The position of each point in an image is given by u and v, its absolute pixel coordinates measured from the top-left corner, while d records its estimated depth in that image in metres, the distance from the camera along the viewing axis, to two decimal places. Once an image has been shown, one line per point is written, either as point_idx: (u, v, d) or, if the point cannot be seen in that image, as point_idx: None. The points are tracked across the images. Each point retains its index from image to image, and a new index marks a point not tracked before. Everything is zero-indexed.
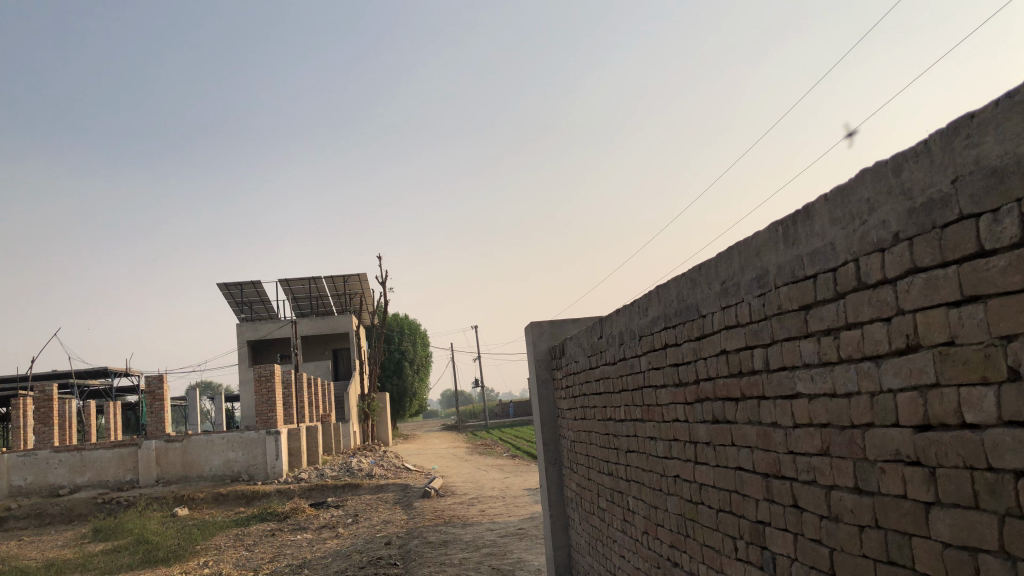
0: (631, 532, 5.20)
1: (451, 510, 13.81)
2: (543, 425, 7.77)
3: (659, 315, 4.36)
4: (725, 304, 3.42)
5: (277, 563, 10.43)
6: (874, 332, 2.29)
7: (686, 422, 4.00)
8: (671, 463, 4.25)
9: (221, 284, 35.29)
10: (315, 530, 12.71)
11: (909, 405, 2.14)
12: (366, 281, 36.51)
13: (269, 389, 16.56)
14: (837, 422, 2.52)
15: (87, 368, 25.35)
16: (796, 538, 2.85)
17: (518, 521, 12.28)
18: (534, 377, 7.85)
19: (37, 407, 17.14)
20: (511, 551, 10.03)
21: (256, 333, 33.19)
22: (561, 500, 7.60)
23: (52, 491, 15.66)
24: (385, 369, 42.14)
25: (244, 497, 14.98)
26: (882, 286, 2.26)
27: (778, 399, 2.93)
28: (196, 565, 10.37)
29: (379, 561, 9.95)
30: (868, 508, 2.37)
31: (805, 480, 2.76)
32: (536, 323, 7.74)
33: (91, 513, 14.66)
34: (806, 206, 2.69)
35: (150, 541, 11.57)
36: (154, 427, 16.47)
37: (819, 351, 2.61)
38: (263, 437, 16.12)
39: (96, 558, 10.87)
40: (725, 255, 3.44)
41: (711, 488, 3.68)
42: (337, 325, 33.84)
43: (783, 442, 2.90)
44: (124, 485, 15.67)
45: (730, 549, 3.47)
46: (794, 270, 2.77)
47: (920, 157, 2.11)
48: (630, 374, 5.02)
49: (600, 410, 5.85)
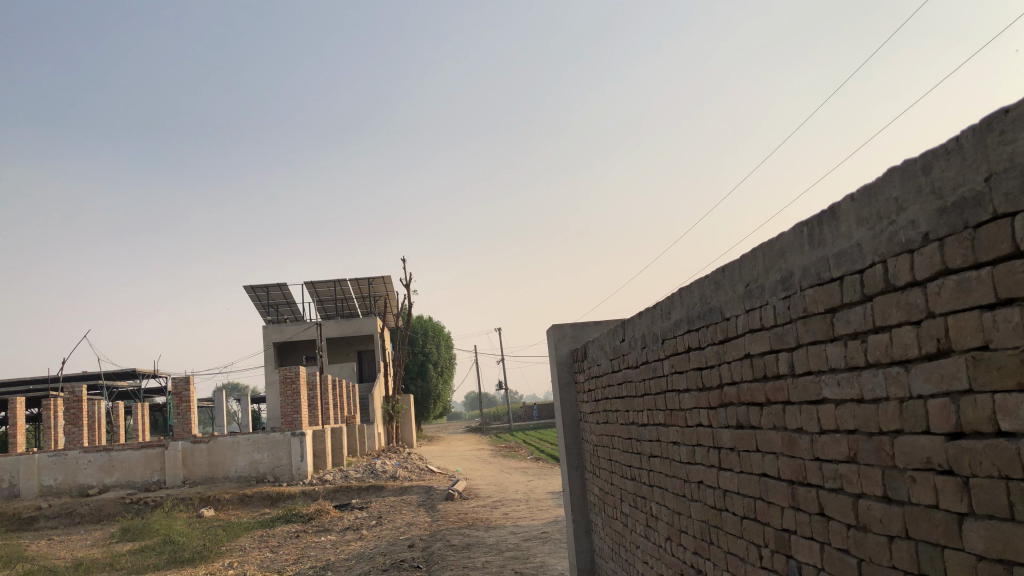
0: (655, 538, 5.13)
1: (475, 512, 13.80)
2: (565, 429, 7.72)
3: (682, 318, 4.29)
4: (749, 307, 3.35)
5: (301, 565, 10.45)
6: (903, 336, 2.22)
7: (710, 427, 3.92)
8: (695, 469, 4.18)
9: (248, 287, 35.61)
10: (339, 532, 12.74)
11: (941, 411, 2.07)
12: (391, 283, 36.67)
13: (294, 391, 16.64)
14: (864, 428, 2.45)
15: (116, 369, 25.67)
16: (823, 547, 2.77)
17: (542, 524, 12.21)
18: (556, 380, 7.79)
19: (66, 408, 17.37)
20: (534, 555, 9.97)
21: (281, 335, 33.44)
22: (583, 503, 7.55)
23: (81, 490, 15.86)
24: (409, 371, 42.32)
25: (269, 498, 15.06)
26: (911, 289, 2.18)
27: (803, 404, 2.86)
28: (222, 566, 10.43)
29: (402, 563, 9.94)
30: (897, 518, 2.29)
31: (831, 488, 2.69)
32: (558, 326, 7.69)
33: (119, 513, 14.81)
34: (831, 206, 2.62)
35: (177, 541, 11.65)
36: (181, 428, 16.60)
37: (846, 355, 2.54)
38: (288, 438, 16.18)
39: (124, 558, 10.96)
40: (749, 257, 3.36)
41: (735, 495, 3.61)
42: (362, 327, 34.01)
43: (809, 448, 2.83)
44: (151, 486, 15.82)
45: (755, 557, 3.39)
46: (819, 272, 2.69)
47: (952, 155, 2.03)
48: (652, 378, 4.96)
49: (622, 414, 5.80)
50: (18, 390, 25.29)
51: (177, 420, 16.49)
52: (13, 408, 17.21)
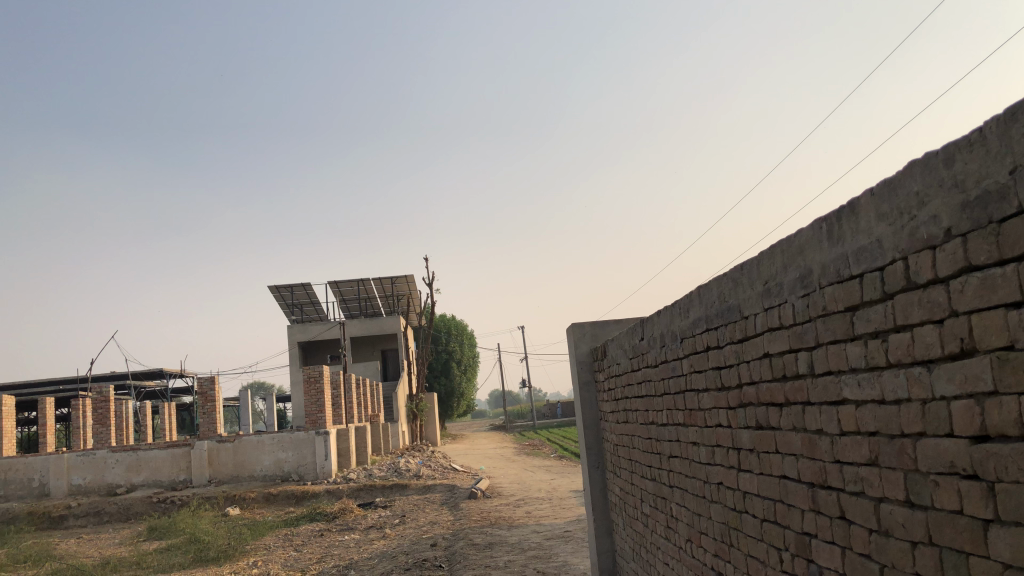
0: (675, 540, 5.06)
1: (498, 511, 13.76)
2: (585, 428, 7.66)
3: (700, 316, 4.21)
4: (767, 305, 3.28)
5: (324, 564, 10.48)
6: (925, 335, 2.14)
7: (729, 428, 3.85)
8: (714, 470, 4.11)
9: (272, 287, 35.83)
10: (363, 531, 12.77)
11: (965, 414, 1.99)
12: (414, 282, 36.77)
13: (318, 390, 16.69)
14: (885, 431, 2.37)
15: (143, 370, 25.95)
16: (843, 552, 2.70)
17: (565, 523, 12.13)
18: (576, 380, 7.73)
19: (94, 408, 17.55)
20: (556, 554, 9.91)
21: (306, 334, 33.65)
22: (604, 503, 7.48)
23: (109, 489, 16.03)
24: (433, 370, 42.45)
25: (294, 497, 15.13)
26: (934, 287, 2.10)
27: (823, 404, 2.78)
28: (247, 565, 10.47)
29: (425, 562, 9.92)
30: (921, 523, 2.22)
31: (853, 491, 2.61)
32: (578, 324, 7.63)
33: (147, 511, 14.93)
34: (851, 202, 2.54)
35: (202, 540, 11.74)
36: (206, 428, 16.72)
37: (866, 355, 2.46)
38: (313, 437, 16.22)
39: (150, 557, 11.06)
40: (768, 254, 3.28)
41: (755, 497, 3.53)
42: (386, 326, 34.14)
43: (829, 450, 2.75)
44: (178, 485, 15.97)
45: (775, 561, 3.32)
46: (839, 270, 2.61)
47: (974, 147, 1.95)
48: (671, 377, 4.89)
49: (642, 413, 5.73)
50: (48, 390, 25.65)
51: (203, 420, 16.61)
52: (43, 408, 17.44)
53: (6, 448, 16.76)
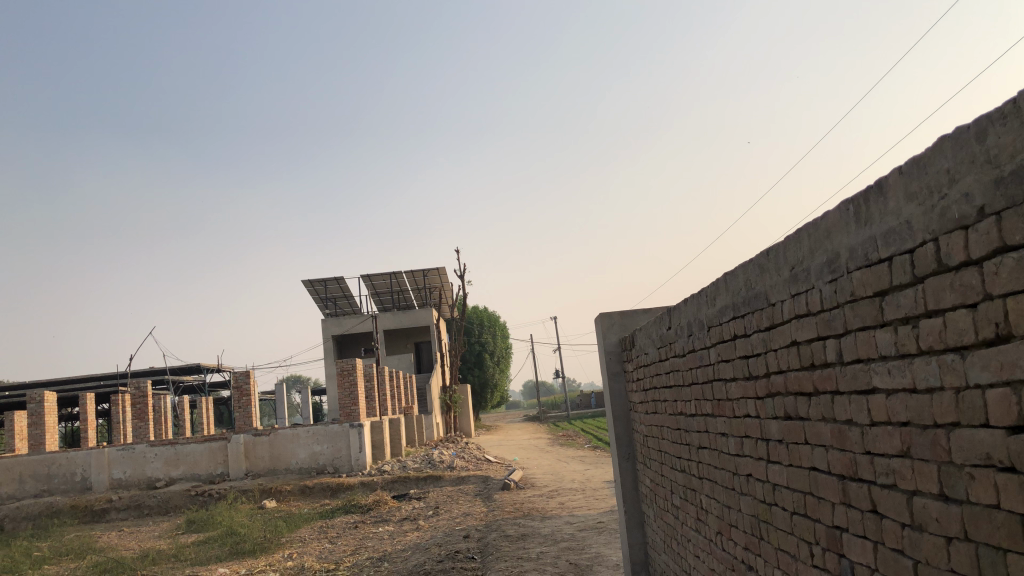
0: (706, 532, 4.96)
1: (531, 502, 13.71)
2: (615, 419, 7.56)
3: (727, 304, 4.10)
4: (794, 292, 3.17)
5: (358, 556, 10.50)
6: (958, 321, 2.03)
7: (757, 418, 3.75)
8: (743, 461, 4.01)
9: (306, 281, 36.09)
10: (397, 522, 12.80)
11: (1001, 403, 1.88)
12: (445, 275, 36.79)
13: (351, 383, 16.70)
14: (918, 421, 2.26)
15: (181, 364, 26.28)
16: (875, 547, 2.60)
17: (598, 514, 12.06)
18: (604, 370, 7.63)
19: (134, 403, 17.81)
20: (588, 546, 9.83)
21: (340, 328, 33.86)
22: (635, 494, 7.39)
23: (149, 483, 16.30)
24: (466, 361, 42.53)
25: (329, 489, 15.23)
26: (966, 269, 1.99)
27: (853, 394, 2.68)
28: (282, 558, 10.53)
29: (457, 554, 9.90)
30: (957, 518, 2.11)
31: (884, 485, 2.51)
32: (606, 314, 7.53)
33: (186, 504, 15.13)
34: (879, 181, 2.42)
35: (238, 533, 11.82)
36: (243, 422, 16.88)
37: (897, 342, 2.35)
38: (347, 430, 16.29)
39: (189, 549, 11.19)
40: (794, 239, 3.17)
41: (785, 490, 3.43)
42: (418, 318, 34.23)
43: (859, 441, 2.65)
44: (215, 478, 16.16)
45: (806, 555, 3.22)
46: (867, 253, 2.50)
47: (1008, 119, 1.82)
48: (699, 367, 4.79)
49: (670, 403, 5.63)
50: (90, 385, 26.11)
51: (239, 414, 16.77)
52: (84, 404, 17.72)
53: (49, 442, 17.01)
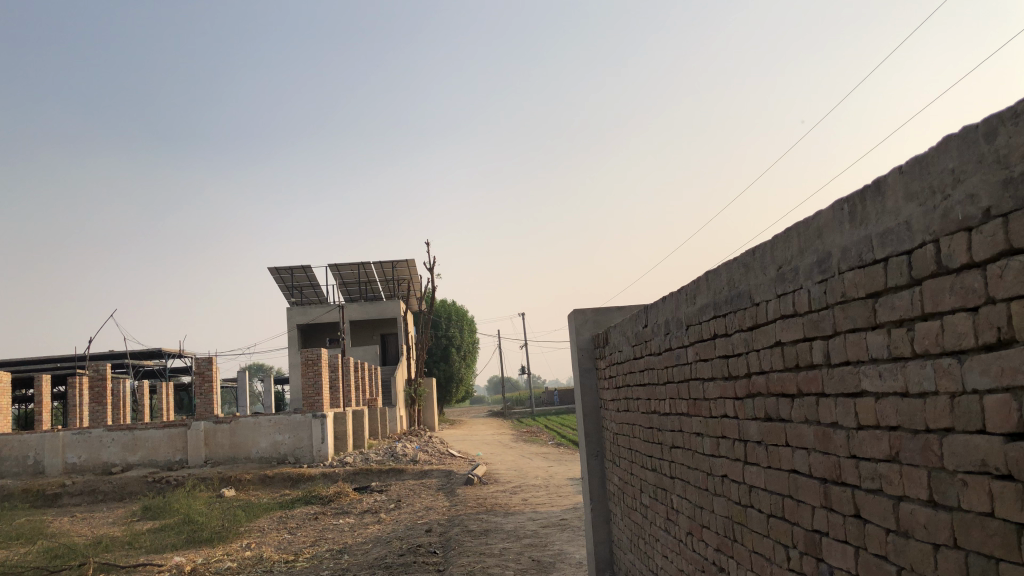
0: (675, 533, 4.94)
1: (494, 498, 13.64)
2: (584, 416, 7.52)
3: (707, 303, 4.06)
4: (781, 291, 3.12)
5: (319, 547, 10.35)
6: (956, 325, 1.99)
7: (735, 419, 3.71)
8: (718, 462, 3.97)
9: (273, 269, 35.65)
10: (358, 515, 12.65)
11: (999, 410, 1.84)
12: (415, 267, 36.54)
13: (316, 372, 16.43)
14: (908, 425, 2.22)
15: (142, 349, 25.80)
16: (857, 552, 2.56)
17: (562, 511, 12.02)
18: (576, 367, 7.58)
19: (92, 386, 17.41)
20: (552, 543, 9.76)
21: (306, 317, 33.50)
22: (602, 493, 7.36)
23: (105, 468, 15.95)
24: (432, 355, 42.35)
25: (289, 480, 15.02)
26: (968, 271, 1.95)
27: (839, 396, 2.64)
28: (240, 547, 10.34)
29: (419, 548, 9.80)
30: (945, 525, 2.08)
31: (869, 489, 2.47)
32: (580, 311, 7.46)
33: (142, 491, 14.83)
34: (878, 180, 2.37)
35: (196, 521, 11.57)
36: (204, 409, 16.55)
37: (889, 345, 2.31)
38: (309, 420, 16.06)
39: (144, 537, 10.93)
40: (782, 238, 3.13)
41: (762, 492, 3.40)
42: (386, 310, 33.96)
43: (844, 444, 2.61)
44: (173, 465, 15.85)
45: (782, 558, 3.18)
46: (861, 254, 2.46)
47: (1021, 120, 1.78)
48: (675, 365, 4.75)
49: (643, 402, 5.58)
50: (47, 367, 25.51)
51: (201, 400, 16.45)
52: (40, 385, 17.28)
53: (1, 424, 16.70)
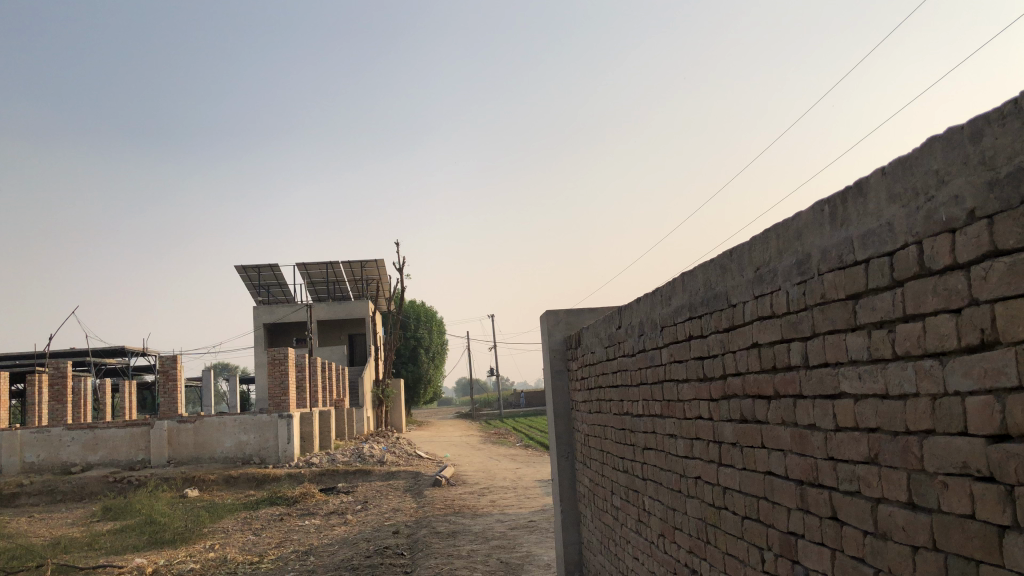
0: (647, 534, 4.92)
1: (462, 499, 13.57)
2: (556, 418, 7.50)
3: (683, 304, 4.05)
4: (758, 293, 3.12)
5: (284, 549, 10.20)
6: (939, 326, 1.99)
7: (710, 421, 3.70)
8: (692, 463, 3.96)
9: (239, 267, 35.23)
10: (324, 516, 12.50)
11: (982, 412, 1.84)
12: (384, 267, 36.33)
13: (282, 372, 16.20)
14: (888, 427, 2.22)
15: (104, 347, 25.32)
16: (833, 554, 2.56)
17: (530, 512, 12.01)
18: (548, 368, 7.55)
19: (51, 384, 17.01)
20: (520, 545, 9.73)
21: (273, 316, 33.15)
22: (572, 495, 7.33)
23: (64, 468, 15.60)
24: (400, 355, 42.11)
25: (255, 480, 14.82)
26: (951, 273, 1.95)
27: (817, 398, 2.64)
28: (203, 548, 10.17)
29: (386, 550, 9.70)
30: (925, 527, 2.07)
31: (847, 491, 2.46)
32: (552, 312, 7.43)
33: (102, 491, 14.53)
34: (859, 181, 2.37)
35: (158, 522, 11.35)
36: (168, 408, 16.27)
37: (869, 346, 2.30)
38: (275, 420, 15.85)
39: (104, 537, 10.70)
40: (760, 238, 3.12)
41: (736, 493, 3.39)
42: (354, 310, 33.70)
43: (822, 446, 2.61)
44: (135, 465, 15.55)
45: (756, 560, 3.18)
46: (841, 255, 2.45)
47: (1008, 120, 1.78)
48: (649, 366, 4.74)
49: (616, 404, 5.58)
50: (6, 364, 24.91)
51: (165, 399, 16.17)
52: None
53: None
